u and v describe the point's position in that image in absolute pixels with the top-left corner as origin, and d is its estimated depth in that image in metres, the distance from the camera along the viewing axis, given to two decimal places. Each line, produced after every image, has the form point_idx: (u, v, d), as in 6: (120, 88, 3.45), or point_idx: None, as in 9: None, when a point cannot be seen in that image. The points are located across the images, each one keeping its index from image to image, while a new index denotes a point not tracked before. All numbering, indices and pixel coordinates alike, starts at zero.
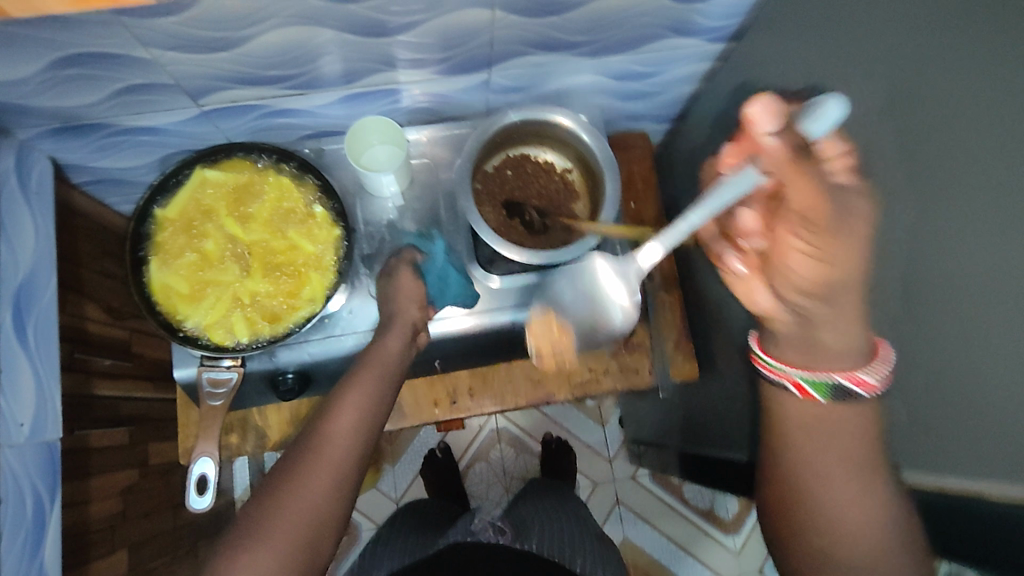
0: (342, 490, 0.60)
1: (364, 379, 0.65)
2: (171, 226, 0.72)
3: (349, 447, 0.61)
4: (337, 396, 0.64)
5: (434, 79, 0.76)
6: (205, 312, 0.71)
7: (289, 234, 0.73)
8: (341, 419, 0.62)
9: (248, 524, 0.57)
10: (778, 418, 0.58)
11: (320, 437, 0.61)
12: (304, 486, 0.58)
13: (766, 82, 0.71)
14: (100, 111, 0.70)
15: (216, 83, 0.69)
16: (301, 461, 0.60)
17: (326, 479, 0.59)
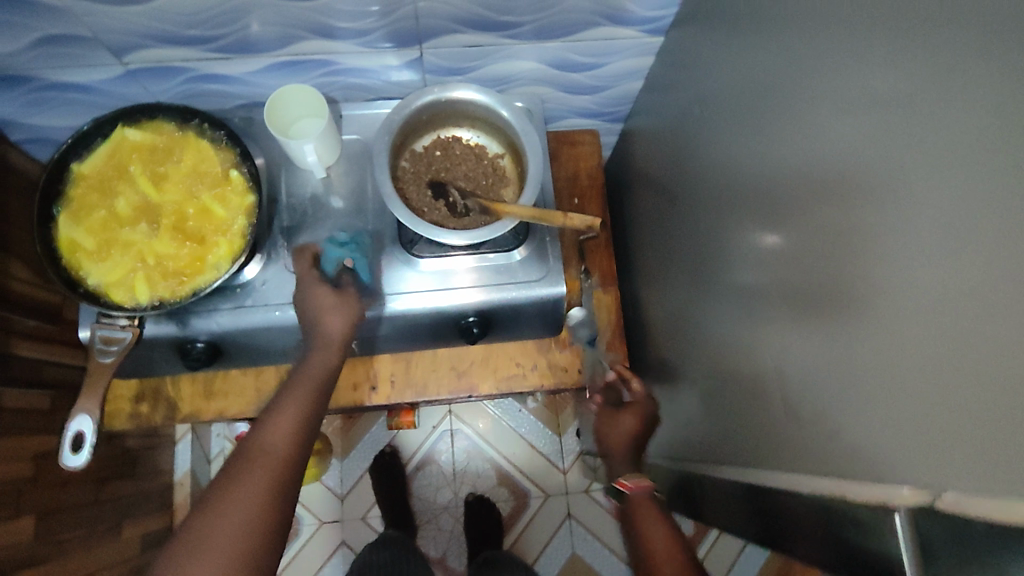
0: (281, 497, 0.56)
1: (298, 390, 0.64)
2: (85, 182, 0.71)
3: (287, 457, 0.59)
4: (274, 410, 0.62)
5: (364, 53, 0.75)
6: (108, 269, 0.69)
7: (202, 197, 0.72)
8: (277, 429, 0.60)
9: (179, 543, 0.52)
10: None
11: (252, 445, 0.59)
12: (242, 497, 0.54)
13: (701, 75, 0.69)
14: (22, 62, 0.71)
15: (137, 40, 0.69)
16: (234, 469, 0.57)
17: (262, 484, 0.56)
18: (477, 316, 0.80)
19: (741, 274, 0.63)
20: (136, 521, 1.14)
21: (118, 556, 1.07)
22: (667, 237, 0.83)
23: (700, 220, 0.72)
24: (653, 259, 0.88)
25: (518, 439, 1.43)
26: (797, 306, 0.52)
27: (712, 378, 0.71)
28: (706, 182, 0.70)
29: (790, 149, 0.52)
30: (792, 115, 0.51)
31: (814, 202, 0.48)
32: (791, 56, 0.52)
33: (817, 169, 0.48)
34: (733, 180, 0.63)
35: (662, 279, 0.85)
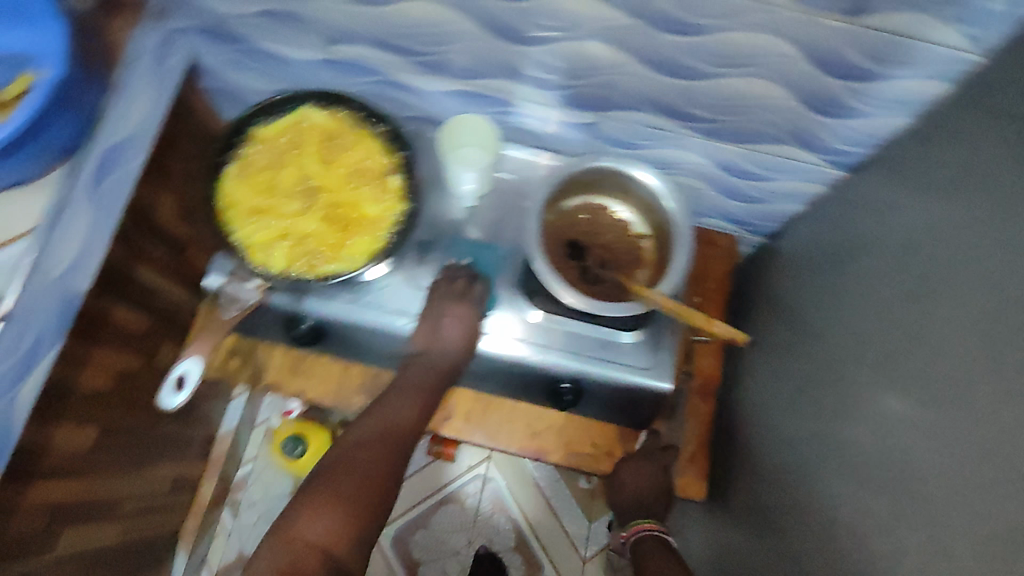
0: (394, 469, 0.65)
1: (417, 382, 0.73)
2: (258, 144, 0.75)
3: (400, 440, 0.67)
4: (395, 396, 0.71)
5: (545, 103, 0.77)
6: (255, 231, 0.73)
7: (358, 192, 0.75)
8: (397, 413, 0.69)
9: (307, 489, 0.61)
10: None
11: (377, 419, 0.68)
12: (363, 459, 0.64)
13: (864, 218, 0.66)
14: (243, 25, 0.76)
15: (349, 35, 0.73)
16: (359, 437, 0.66)
17: (380, 454, 0.65)
18: (571, 385, 0.78)
19: (859, 441, 0.57)
20: (174, 461, 1.16)
21: (147, 491, 1.09)
22: (776, 367, 0.79)
23: (820, 361, 0.68)
24: (750, 382, 0.84)
25: (548, 508, 1.38)
26: (929, 502, 0.46)
27: (791, 536, 0.64)
28: (837, 325, 0.66)
29: (962, 332, 0.46)
30: (967, 298, 0.47)
31: (982, 399, 0.43)
32: (966, 232, 0.48)
33: (999, 373, 0.42)
34: (870, 342, 0.59)
35: (754, 406, 0.81)
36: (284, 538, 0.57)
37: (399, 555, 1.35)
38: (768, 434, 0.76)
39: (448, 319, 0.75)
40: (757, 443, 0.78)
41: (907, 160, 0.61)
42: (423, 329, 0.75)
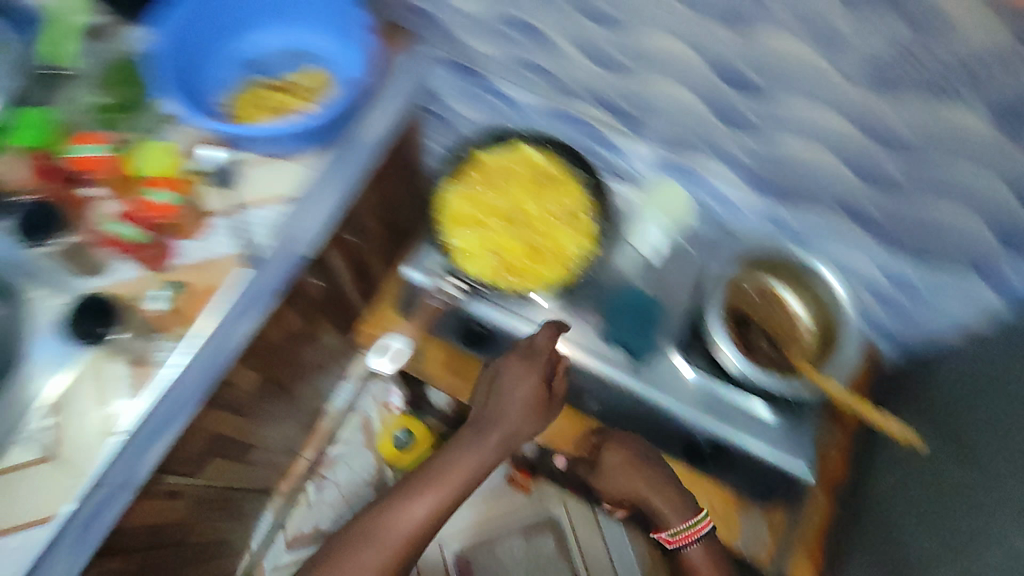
0: (393, 567, 0.74)
1: (455, 465, 0.78)
2: (481, 168, 0.86)
3: (416, 531, 0.75)
4: (421, 486, 0.77)
5: (738, 186, 0.84)
6: (465, 239, 0.83)
7: (557, 224, 0.83)
8: (410, 513, 0.75)
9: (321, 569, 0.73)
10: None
11: (384, 517, 0.75)
12: (359, 554, 0.73)
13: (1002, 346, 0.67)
14: (491, 66, 0.88)
15: (583, 92, 0.83)
16: (368, 530, 0.75)
17: (376, 554, 0.73)
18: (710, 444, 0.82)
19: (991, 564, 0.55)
20: (289, 428, 1.25)
21: (265, 447, 1.16)
22: (900, 480, 0.79)
23: (949, 480, 0.68)
24: (875, 492, 0.85)
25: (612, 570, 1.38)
26: None
27: None
28: (968, 443, 0.66)
29: None
30: None
31: None
32: None
33: None
34: (1001, 497, 0.56)
35: (877, 515, 0.82)
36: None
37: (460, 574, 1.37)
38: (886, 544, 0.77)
39: (513, 395, 0.79)
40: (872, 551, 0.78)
41: None
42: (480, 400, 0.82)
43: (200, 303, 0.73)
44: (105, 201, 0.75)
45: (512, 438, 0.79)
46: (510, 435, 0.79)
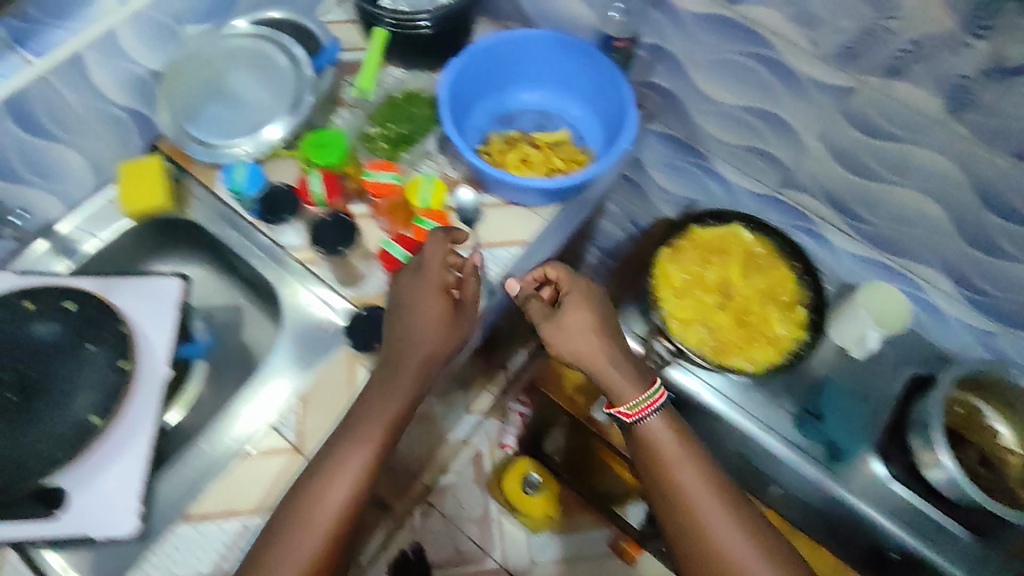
0: (322, 565, 0.62)
1: (368, 423, 0.66)
2: (696, 241, 0.89)
3: (343, 511, 0.63)
4: (344, 445, 0.65)
5: (955, 300, 0.85)
6: (678, 307, 0.85)
7: (770, 309, 0.86)
8: (333, 489, 0.63)
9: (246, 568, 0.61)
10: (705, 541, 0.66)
11: (308, 499, 0.63)
12: (285, 556, 0.61)
13: None
14: (718, 150, 0.92)
15: (813, 188, 0.87)
16: (289, 520, 0.62)
17: (304, 564, 0.61)
18: (902, 554, 0.85)
19: None
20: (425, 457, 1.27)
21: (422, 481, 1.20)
22: None
23: None
24: None
25: None
26: None
27: None
28: None
29: None
30: None
31: None
32: None
33: None
34: None
35: None
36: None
37: None
38: None
39: (422, 307, 0.68)
40: None
41: None
42: (390, 318, 0.70)
43: None
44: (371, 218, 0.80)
45: (429, 358, 0.67)
46: (423, 356, 0.67)
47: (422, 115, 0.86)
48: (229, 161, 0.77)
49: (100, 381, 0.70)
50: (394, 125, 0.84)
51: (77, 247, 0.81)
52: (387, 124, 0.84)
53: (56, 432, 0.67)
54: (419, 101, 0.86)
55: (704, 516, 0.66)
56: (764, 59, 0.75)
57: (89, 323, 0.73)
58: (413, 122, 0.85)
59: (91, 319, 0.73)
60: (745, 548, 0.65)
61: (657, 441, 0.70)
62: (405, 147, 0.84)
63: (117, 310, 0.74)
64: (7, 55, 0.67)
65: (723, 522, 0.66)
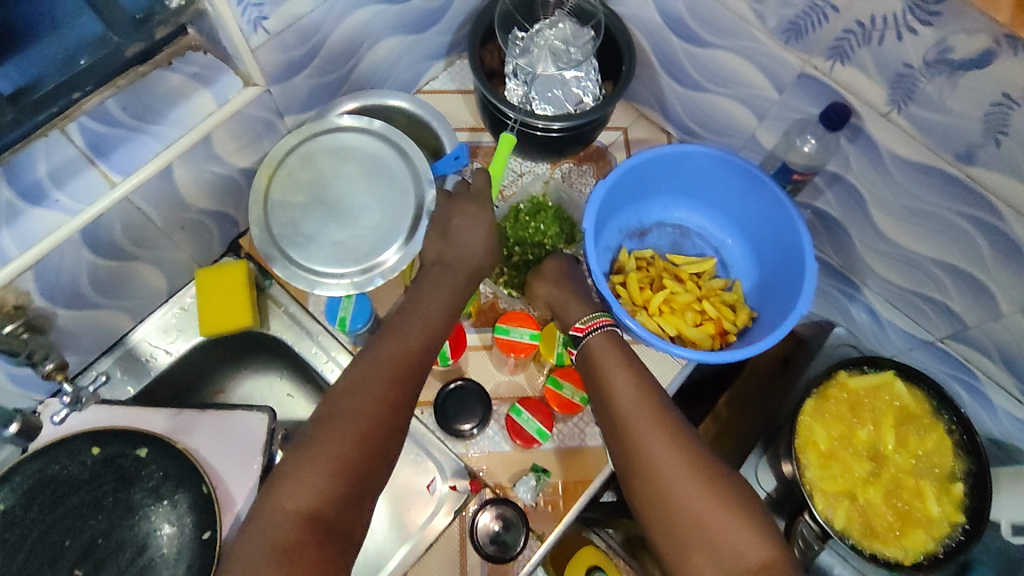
0: (388, 416, 0.51)
1: (431, 294, 0.59)
2: (842, 391, 0.79)
3: (411, 374, 0.53)
4: (400, 321, 0.56)
5: None
6: (823, 474, 0.75)
7: (923, 482, 0.76)
8: (405, 341, 0.54)
9: (303, 441, 0.49)
10: (676, 510, 0.49)
11: (389, 338, 0.55)
12: (343, 407, 0.50)
13: None
14: (873, 283, 0.81)
15: (987, 347, 0.75)
16: (357, 366, 0.53)
17: (355, 414, 0.50)
18: None
19: None
20: None
21: None
22: None
23: None
24: None
25: None
26: None
27: None
28: None
29: None
30: None
31: None
32: None
33: None
34: None
35: None
36: (271, 512, 0.46)
37: None
38: None
39: (461, 223, 0.62)
40: None
41: None
42: (428, 236, 0.64)
43: (570, 495, 0.67)
44: (490, 355, 0.71)
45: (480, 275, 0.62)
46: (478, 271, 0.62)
47: (551, 235, 0.72)
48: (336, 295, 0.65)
49: (183, 562, 0.61)
50: (518, 248, 0.72)
51: (151, 365, 0.70)
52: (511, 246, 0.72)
53: None
54: (546, 217, 0.72)
55: (643, 433, 0.53)
56: (982, 225, 0.63)
57: (167, 478, 0.63)
58: (539, 244, 0.72)
59: (170, 474, 0.63)
60: (675, 463, 0.51)
61: (602, 360, 0.59)
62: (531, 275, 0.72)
63: (197, 463, 0.64)
64: (85, 171, 0.55)
65: (668, 445, 0.52)
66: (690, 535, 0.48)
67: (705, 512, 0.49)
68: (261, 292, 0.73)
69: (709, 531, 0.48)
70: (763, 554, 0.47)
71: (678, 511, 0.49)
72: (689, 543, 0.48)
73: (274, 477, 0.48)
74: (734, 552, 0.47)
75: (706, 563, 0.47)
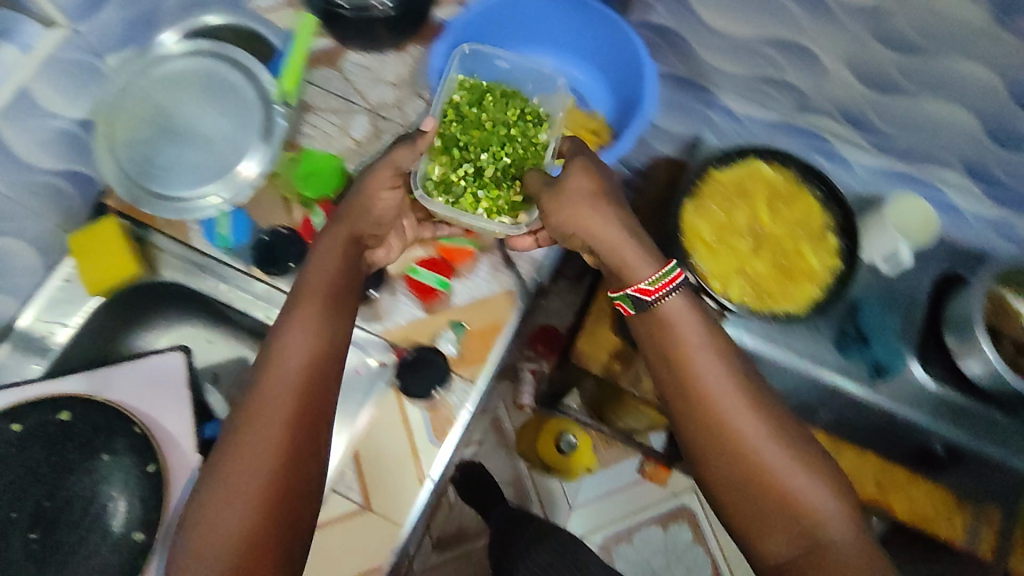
0: (291, 439, 0.55)
1: (310, 301, 0.60)
2: (716, 187, 0.87)
3: (308, 396, 0.56)
4: (283, 334, 0.58)
5: (977, 192, 0.86)
6: (712, 261, 0.84)
7: (801, 241, 0.84)
8: (293, 361, 0.57)
9: (217, 471, 0.54)
10: (763, 493, 0.58)
11: (272, 357, 0.58)
12: (249, 433, 0.54)
13: None
14: (723, 82, 0.87)
15: (831, 109, 0.83)
16: (254, 388, 0.57)
17: (264, 446, 0.54)
18: (944, 447, 0.88)
19: None
20: None
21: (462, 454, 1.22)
22: None
23: None
24: None
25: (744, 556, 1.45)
26: None
27: None
28: None
29: None
30: None
31: None
32: None
33: None
34: None
35: None
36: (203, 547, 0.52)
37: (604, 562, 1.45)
38: None
39: (378, 199, 0.64)
40: None
41: None
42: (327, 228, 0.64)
43: (488, 339, 0.73)
44: None
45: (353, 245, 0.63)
46: (339, 256, 0.62)
47: (512, 121, 0.75)
48: (209, 215, 0.68)
49: (136, 496, 0.63)
50: (485, 152, 0.73)
51: (50, 341, 0.71)
52: (476, 152, 0.73)
53: (100, 560, 0.61)
54: (494, 101, 0.75)
55: (733, 412, 0.59)
56: None
57: (99, 431, 0.64)
58: (504, 135, 0.75)
59: (100, 427, 0.64)
60: (773, 457, 0.58)
61: (678, 325, 0.61)
62: (508, 175, 0.73)
63: (123, 410, 0.65)
64: None
65: (755, 429, 0.58)
66: (783, 525, 0.57)
67: (827, 519, 0.57)
68: (141, 242, 0.73)
69: (836, 541, 0.56)
70: (864, 544, 0.57)
71: (764, 495, 0.58)
72: (789, 531, 0.57)
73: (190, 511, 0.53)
74: (824, 533, 0.57)
75: (782, 538, 0.57)
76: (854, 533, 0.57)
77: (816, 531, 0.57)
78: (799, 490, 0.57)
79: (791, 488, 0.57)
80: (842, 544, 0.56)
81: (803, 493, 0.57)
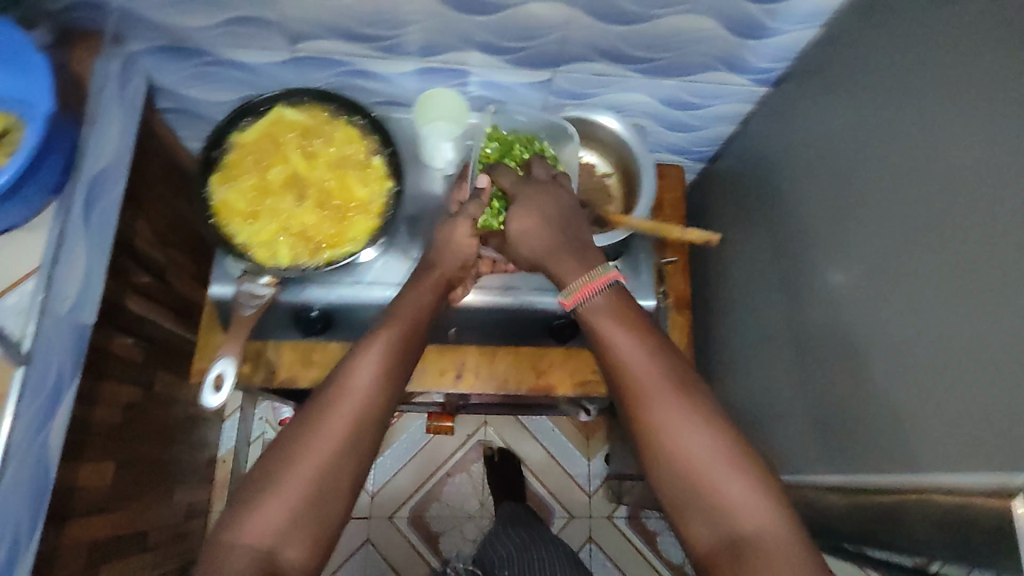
0: (334, 479, 0.55)
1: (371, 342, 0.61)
2: (242, 150, 0.78)
3: (368, 421, 0.57)
4: (361, 360, 0.60)
5: (502, 67, 0.84)
6: (255, 230, 0.76)
7: (347, 175, 0.79)
8: (363, 380, 0.58)
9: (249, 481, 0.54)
10: (690, 482, 0.53)
11: (345, 384, 0.58)
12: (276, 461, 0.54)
13: (796, 133, 0.78)
14: (204, 38, 0.78)
15: (316, 31, 0.77)
16: (322, 405, 0.57)
17: (308, 468, 0.54)
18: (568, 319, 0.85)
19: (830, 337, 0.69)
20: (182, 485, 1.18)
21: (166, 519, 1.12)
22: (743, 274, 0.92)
23: (782, 260, 0.81)
24: (729, 288, 0.96)
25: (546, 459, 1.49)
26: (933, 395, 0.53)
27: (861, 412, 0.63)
28: (796, 220, 0.77)
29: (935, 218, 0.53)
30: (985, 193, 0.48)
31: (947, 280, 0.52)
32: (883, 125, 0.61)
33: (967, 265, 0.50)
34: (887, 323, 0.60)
35: (736, 305, 0.94)
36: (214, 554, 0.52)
37: (417, 531, 1.43)
38: (747, 331, 0.91)
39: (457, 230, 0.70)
40: (743, 331, 0.92)
41: (829, 77, 0.72)
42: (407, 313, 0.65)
43: None
44: None
45: (417, 323, 0.64)
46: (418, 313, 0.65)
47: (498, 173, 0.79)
48: None
49: None
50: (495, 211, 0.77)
51: None
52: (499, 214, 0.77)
53: None
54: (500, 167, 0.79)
55: (696, 441, 0.54)
56: None
57: None
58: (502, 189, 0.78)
59: None
60: (698, 451, 0.54)
61: (615, 346, 0.58)
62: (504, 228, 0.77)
63: None
64: None
65: (705, 443, 0.54)
66: (707, 520, 0.53)
67: (744, 501, 0.52)
68: None
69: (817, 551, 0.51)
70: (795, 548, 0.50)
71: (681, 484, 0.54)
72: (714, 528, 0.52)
73: (234, 503, 0.54)
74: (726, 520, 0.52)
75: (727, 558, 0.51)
76: (778, 533, 0.50)
77: (730, 519, 0.52)
78: (761, 501, 0.52)
79: (688, 476, 0.53)
80: (761, 536, 0.50)
81: (712, 481, 0.53)
